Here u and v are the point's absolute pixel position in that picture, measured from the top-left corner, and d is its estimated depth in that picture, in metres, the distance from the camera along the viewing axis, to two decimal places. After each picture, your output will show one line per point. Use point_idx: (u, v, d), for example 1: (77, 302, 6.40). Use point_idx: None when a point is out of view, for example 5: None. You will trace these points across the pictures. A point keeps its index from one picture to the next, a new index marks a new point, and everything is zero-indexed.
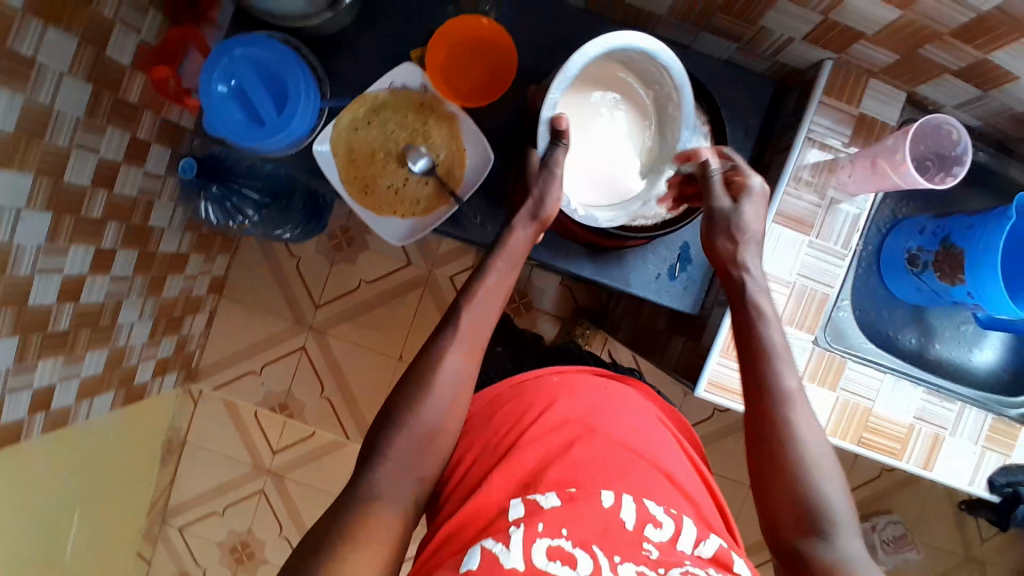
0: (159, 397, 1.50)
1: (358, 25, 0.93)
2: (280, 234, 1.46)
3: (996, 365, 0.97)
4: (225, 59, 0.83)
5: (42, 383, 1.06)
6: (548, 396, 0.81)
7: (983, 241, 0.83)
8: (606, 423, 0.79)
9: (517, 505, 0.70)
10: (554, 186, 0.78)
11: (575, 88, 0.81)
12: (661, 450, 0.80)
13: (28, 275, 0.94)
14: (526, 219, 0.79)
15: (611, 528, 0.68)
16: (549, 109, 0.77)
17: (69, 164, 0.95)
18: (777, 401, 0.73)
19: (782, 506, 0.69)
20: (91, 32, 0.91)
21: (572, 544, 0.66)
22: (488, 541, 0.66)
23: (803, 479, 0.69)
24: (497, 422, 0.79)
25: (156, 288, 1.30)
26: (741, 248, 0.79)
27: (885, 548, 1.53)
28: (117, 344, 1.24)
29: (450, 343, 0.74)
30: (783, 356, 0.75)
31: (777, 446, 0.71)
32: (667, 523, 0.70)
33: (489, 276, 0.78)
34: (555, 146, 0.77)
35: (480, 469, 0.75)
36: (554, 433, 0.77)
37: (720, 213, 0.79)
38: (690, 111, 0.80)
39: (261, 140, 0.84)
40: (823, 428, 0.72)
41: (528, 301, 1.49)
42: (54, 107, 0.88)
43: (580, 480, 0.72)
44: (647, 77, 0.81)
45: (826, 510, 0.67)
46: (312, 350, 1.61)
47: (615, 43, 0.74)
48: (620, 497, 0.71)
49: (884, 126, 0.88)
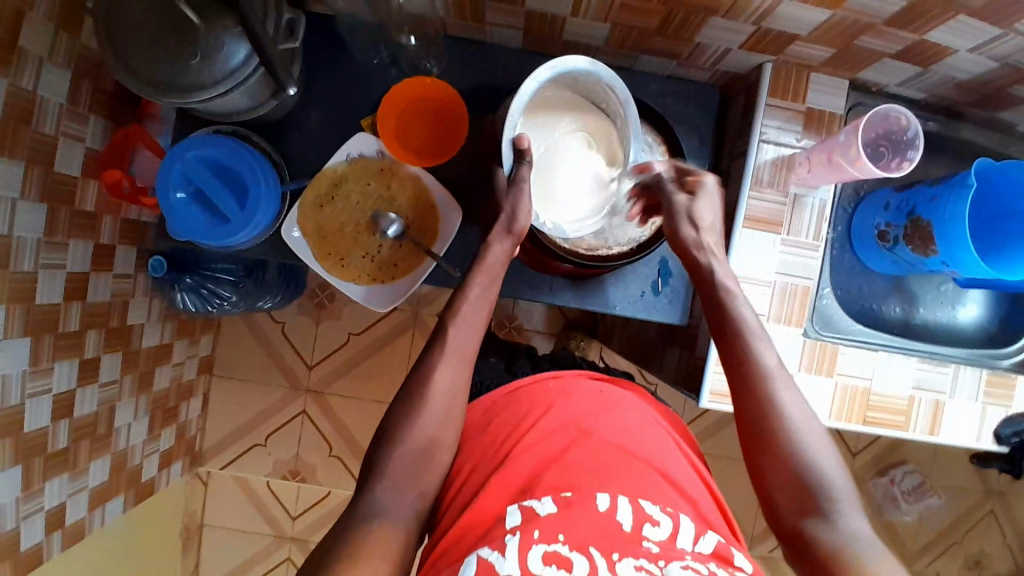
0: (168, 487, 1.46)
1: (304, 102, 0.93)
2: (262, 304, 1.41)
3: (979, 320, 1.00)
4: (178, 164, 0.83)
5: (52, 504, 1.04)
6: (546, 399, 0.69)
7: (948, 211, 0.85)
8: (605, 422, 0.66)
9: (512, 512, 0.58)
10: (524, 201, 0.74)
11: (532, 113, 0.81)
12: (657, 442, 0.66)
13: (18, 403, 0.93)
14: (502, 233, 0.74)
15: (608, 535, 0.55)
16: (510, 130, 0.76)
17: (38, 286, 0.94)
18: (756, 383, 0.68)
19: (777, 492, 0.66)
20: (35, 150, 0.89)
21: (570, 548, 0.54)
22: (483, 550, 0.56)
23: (798, 458, 0.65)
24: (494, 431, 0.68)
25: (146, 383, 1.29)
26: (703, 235, 0.74)
27: (907, 498, 1.56)
28: (118, 448, 1.22)
29: (439, 357, 0.68)
30: (759, 334, 0.70)
31: (766, 431, 0.67)
32: (666, 520, 0.58)
33: (473, 291, 0.72)
34: (519, 163, 0.74)
35: (474, 483, 0.64)
36: (548, 437, 0.64)
37: (676, 206, 0.76)
38: (638, 127, 0.80)
39: (228, 236, 0.84)
40: (808, 403, 0.67)
41: (518, 324, 1.49)
42: (13, 233, 0.87)
43: (576, 482, 0.59)
44: (593, 96, 0.83)
45: (824, 491, 0.64)
46: (313, 411, 1.60)
47: (561, 67, 0.75)
48: (615, 499, 0.58)
49: (832, 116, 0.90)
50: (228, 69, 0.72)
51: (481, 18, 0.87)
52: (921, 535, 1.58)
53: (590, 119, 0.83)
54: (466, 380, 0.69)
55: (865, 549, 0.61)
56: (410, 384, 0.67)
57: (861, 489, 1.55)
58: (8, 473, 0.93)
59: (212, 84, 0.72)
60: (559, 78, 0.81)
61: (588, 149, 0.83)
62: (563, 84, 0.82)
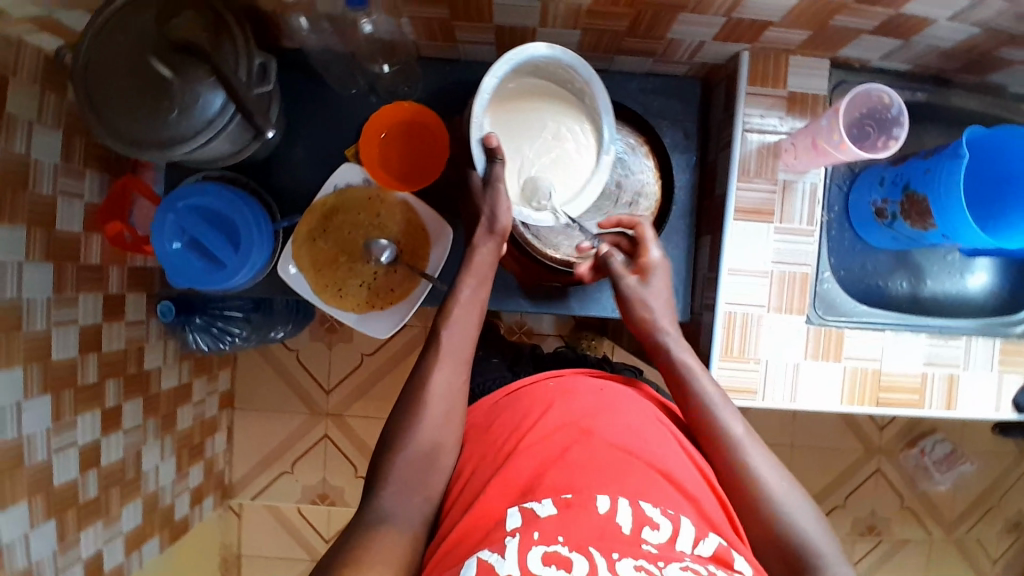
0: (203, 523, 1.49)
1: (288, 139, 0.94)
2: (275, 334, 1.39)
3: (988, 287, 0.98)
4: (171, 216, 0.84)
5: (89, 553, 1.07)
6: (546, 401, 0.67)
7: (943, 184, 0.83)
8: (605, 422, 0.64)
9: (512, 515, 0.56)
10: (503, 201, 0.74)
11: (497, 107, 0.79)
12: (657, 443, 0.64)
13: (46, 460, 0.96)
14: (485, 234, 0.75)
15: (607, 537, 0.52)
16: (478, 131, 0.75)
17: (53, 343, 0.96)
18: (726, 452, 0.67)
19: (769, 558, 0.63)
20: (36, 214, 0.92)
21: (569, 549, 0.51)
22: (484, 552, 0.52)
23: (782, 523, 0.63)
24: (495, 435, 0.67)
25: (168, 425, 1.31)
26: (654, 317, 0.76)
27: (939, 468, 1.49)
28: (148, 490, 1.24)
29: (432, 369, 0.68)
30: (721, 403, 0.70)
31: (744, 501, 0.65)
32: (666, 523, 0.55)
33: (462, 293, 0.73)
34: (492, 163, 0.74)
35: (476, 485, 0.62)
36: (547, 439, 0.62)
37: (623, 293, 0.77)
38: (606, 100, 0.80)
39: (227, 280, 0.86)
40: (780, 464, 0.66)
41: (527, 328, 1.45)
42: (22, 296, 0.90)
43: (577, 484, 0.57)
44: (559, 80, 0.81)
45: (811, 552, 0.62)
46: (335, 435, 1.61)
47: (518, 57, 0.74)
48: (615, 501, 0.55)
49: (816, 98, 0.88)
50: (206, 119, 0.74)
51: (453, 38, 0.87)
52: (957, 503, 1.52)
53: (558, 106, 0.81)
54: (463, 382, 0.69)
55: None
56: (406, 393, 0.68)
57: (893, 462, 1.50)
58: (43, 528, 0.96)
59: (190, 137, 0.74)
60: (521, 67, 0.78)
61: (561, 132, 0.81)
62: (526, 72, 0.79)
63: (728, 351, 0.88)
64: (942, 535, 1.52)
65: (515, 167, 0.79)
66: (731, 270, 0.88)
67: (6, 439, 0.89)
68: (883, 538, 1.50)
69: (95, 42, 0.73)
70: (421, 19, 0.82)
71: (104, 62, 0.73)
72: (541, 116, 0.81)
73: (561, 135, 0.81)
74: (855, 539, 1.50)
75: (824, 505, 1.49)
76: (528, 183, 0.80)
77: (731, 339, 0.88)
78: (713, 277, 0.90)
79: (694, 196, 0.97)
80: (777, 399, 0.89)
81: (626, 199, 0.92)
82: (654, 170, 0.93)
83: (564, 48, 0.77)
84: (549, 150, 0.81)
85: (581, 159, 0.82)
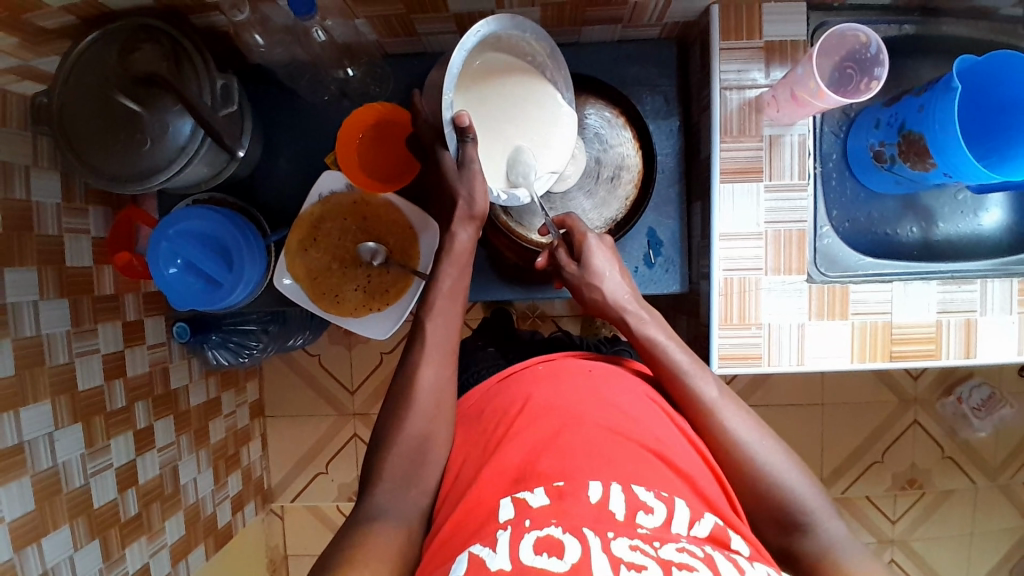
0: (246, 528, 1.44)
1: (272, 155, 0.97)
2: (294, 342, 1.32)
3: (1004, 223, 0.94)
4: (164, 242, 0.84)
5: (137, 567, 1.06)
6: (534, 385, 0.67)
7: (939, 119, 0.79)
8: (596, 405, 0.64)
9: (505, 506, 0.56)
10: (478, 183, 0.73)
11: (464, 82, 0.76)
12: (648, 422, 0.64)
13: (83, 484, 0.95)
14: (464, 219, 0.74)
15: (602, 521, 0.53)
16: (447, 109, 0.72)
17: (78, 375, 0.95)
18: (702, 418, 0.67)
19: (760, 516, 0.64)
20: (45, 254, 0.91)
21: (562, 531, 0.51)
22: (475, 547, 0.53)
23: (768, 481, 0.63)
24: (485, 422, 0.67)
25: (202, 438, 1.26)
26: (606, 290, 0.76)
27: (977, 414, 1.42)
28: (189, 503, 1.21)
29: (417, 364, 0.69)
30: (694, 370, 0.70)
31: (729, 464, 0.65)
32: (660, 506, 0.55)
33: (441, 286, 0.73)
34: (464, 143, 0.72)
35: (468, 476, 0.62)
36: (537, 423, 0.62)
37: (571, 276, 0.78)
38: (567, 73, 0.82)
39: (226, 299, 0.87)
40: (758, 421, 0.67)
41: (540, 312, 1.37)
42: (42, 333, 0.90)
43: (569, 471, 0.57)
44: (519, 53, 0.80)
45: (798, 503, 0.62)
46: (364, 435, 1.54)
47: (486, 29, 0.72)
48: (607, 488, 0.55)
49: (796, 45, 0.84)
50: (178, 146, 0.76)
51: (414, 31, 0.87)
52: (998, 450, 1.46)
53: (522, 77, 0.80)
54: (450, 373, 0.70)
55: (847, 556, 0.60)
56: (393, 392, 0.69)
57: (927, 411, 1.44)
58: (86, 550, 0.96)
59: (166, 164, 0.76)
60: (484, 41, 0.76)
61: (533, 104, 0.80)
62: (488, 46, 0.77)
63: (727, 319, 0.86)
64: (987, 484, 1.47)
65: (485, 142, 0.78)
66: (723, 235, 0.85)
67: (42, 469, 0.89)
68: (925, 491, 1.46)
69: (65, 88, 0.75)
70: (378, 16, 0.82)
71: (76, 106, 0.75)
72: (511, 89, 0.79)
73: (534, 108, 0.80)
74: (896, 494, 1.45)
75: (860, 464, 1.45)
76: (500, 157, 0.78)
77: (731, 306, 0.86)
78: (708, 245, 0.88)
79: (680, 162, 0.95)
80: (783, 364, 0.87)
81: (607, 174, 0.93)
82: (633, 141, 0.93)
83: (523, 19, 0.77)
84: (518, 123, 0.79)
85: (553, 124, 0.80)
